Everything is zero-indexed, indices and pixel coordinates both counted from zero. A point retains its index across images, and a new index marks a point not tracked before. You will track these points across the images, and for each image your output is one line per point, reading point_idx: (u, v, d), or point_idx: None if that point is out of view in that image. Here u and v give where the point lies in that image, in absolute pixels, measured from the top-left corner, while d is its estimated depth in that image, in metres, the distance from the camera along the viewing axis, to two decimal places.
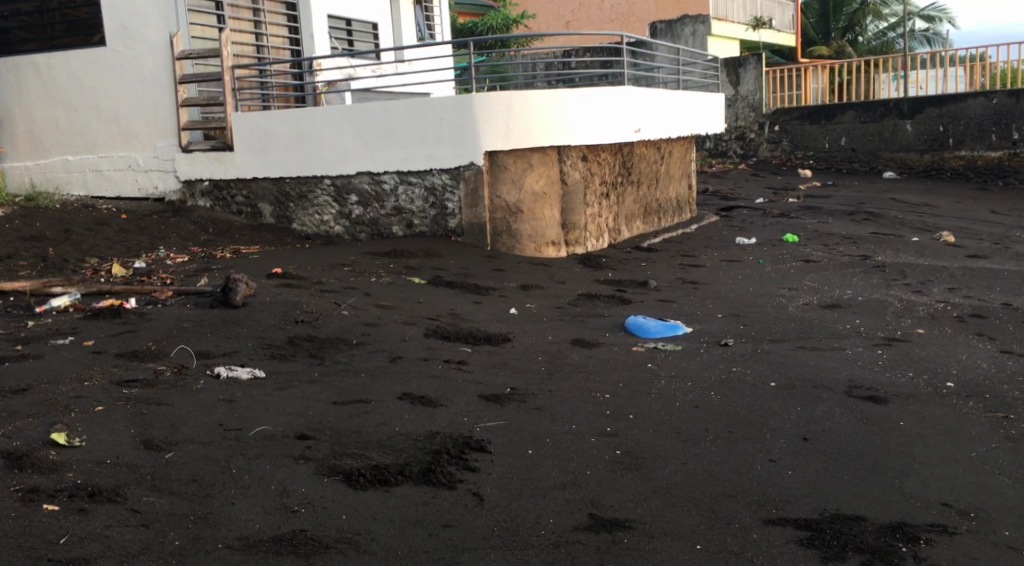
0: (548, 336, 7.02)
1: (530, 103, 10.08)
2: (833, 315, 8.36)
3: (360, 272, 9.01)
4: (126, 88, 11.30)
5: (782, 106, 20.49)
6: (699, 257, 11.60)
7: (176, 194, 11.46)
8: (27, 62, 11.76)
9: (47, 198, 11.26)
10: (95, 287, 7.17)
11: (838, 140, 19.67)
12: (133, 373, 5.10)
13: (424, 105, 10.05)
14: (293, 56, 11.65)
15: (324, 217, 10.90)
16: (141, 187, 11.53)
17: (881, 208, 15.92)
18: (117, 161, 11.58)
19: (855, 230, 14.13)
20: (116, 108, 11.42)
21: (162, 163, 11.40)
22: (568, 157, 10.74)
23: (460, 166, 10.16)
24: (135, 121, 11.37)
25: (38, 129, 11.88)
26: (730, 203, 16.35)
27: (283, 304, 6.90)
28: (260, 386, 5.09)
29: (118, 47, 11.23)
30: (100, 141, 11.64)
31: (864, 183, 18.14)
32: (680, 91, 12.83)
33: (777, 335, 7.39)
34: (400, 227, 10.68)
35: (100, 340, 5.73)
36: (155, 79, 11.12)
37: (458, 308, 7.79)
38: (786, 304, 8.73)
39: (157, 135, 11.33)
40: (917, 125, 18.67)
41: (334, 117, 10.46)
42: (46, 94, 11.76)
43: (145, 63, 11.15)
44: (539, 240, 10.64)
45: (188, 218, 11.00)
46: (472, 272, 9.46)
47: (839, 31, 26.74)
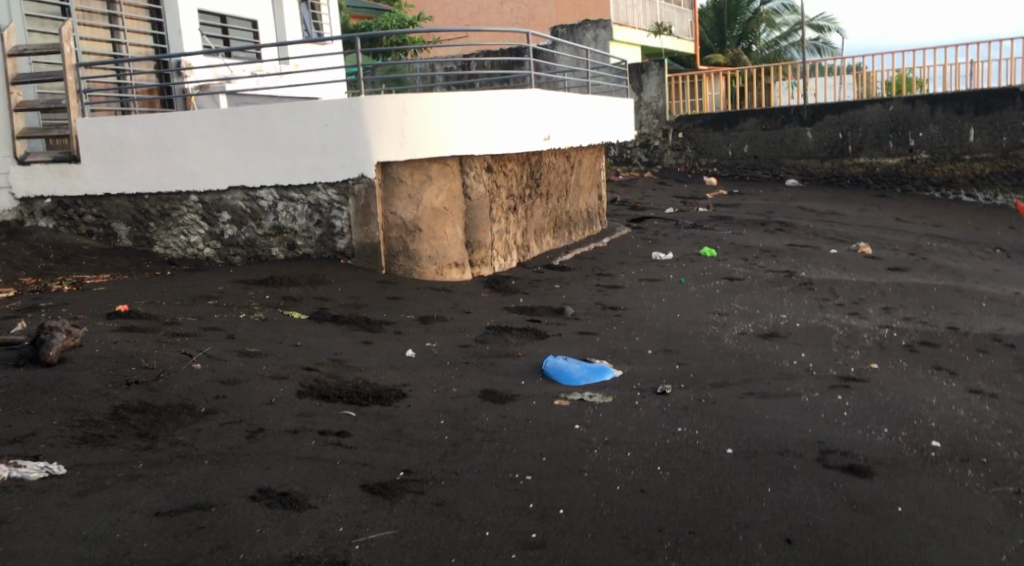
0: (450, 386, 5.79)
1: (427, 107, 8.83)
2: (772, 346, 7.26)
3: (227, 306, 7.66)
4: None
5: (685, 113, 19.61)
6: (615, 276, 10.48)
7: (12, 213, 9.79)
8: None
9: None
10: None
11: (741, 147, 18.86)
12: None
13: (305, 109, 8.72)
14: (155, 55, 10.16)
15: (191, 238, 9.45)
16: None
17: (791, 218, 15.13)
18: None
19: (772, 242, 13.23)
20: None
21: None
22: (471, 167, 9.50)
23: (348, 179, 8.86)
24: None
25: None
26: (640, 214, 15.36)
27: (112, 363, 5.66)
28: (49, 504, 3.94)
29: None
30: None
31: (769, 191, 17.41)
32: (590, 96, 11.74)
33: (716, 378, 6.22)
34: (281, 249, 9.30)
35: None
36: None
37: (340, 352, 6.48)
38: (719, 332, 7.63)
39: None
40: (816, 133, 17.96)
41: (199, 123, 9.04)
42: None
43: None
44: (440, 261, 9.35)
45: (26, 241, 9.43)
46: (362, 302, 8.18)
47: (734, 39, 26.00)
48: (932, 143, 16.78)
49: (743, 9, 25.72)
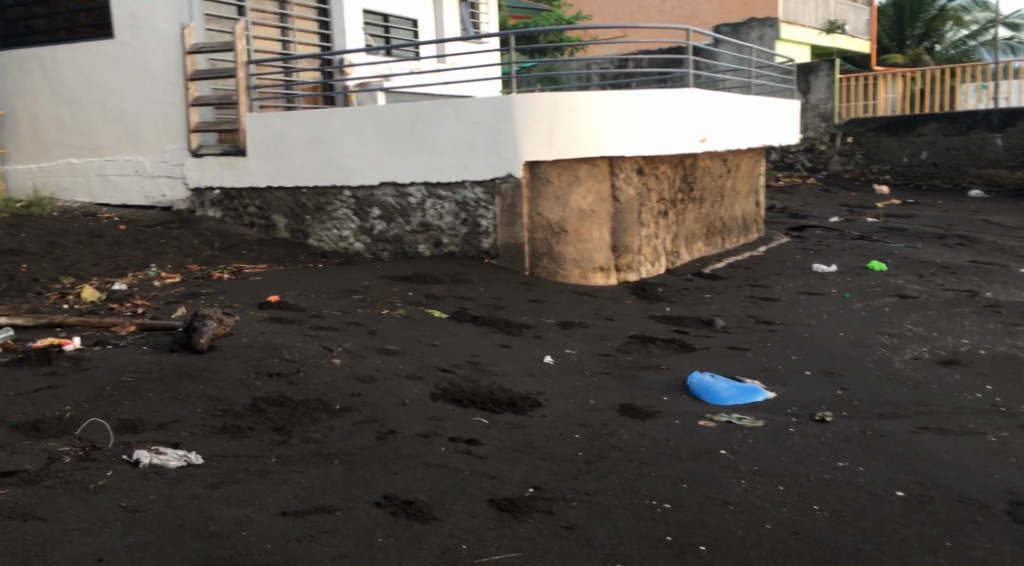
0: (590, 398, 5.62)
1: (578, 107, 8.67)
2: (950, 374, 6.75)
3: (371, 301, 7.70)
4: (135, 86, 10.08)
5: (856, 116, 18.83)
6: (772, 287, 10.05)
7: (185, 202, 10.22)
8: (33, 55, 10.57)
9: (42, 211, 10.08)
10: (49, 317, 6.38)
11: (917, 154, 17.93)
12: (24, 463, 4.23)
13: (456, 107, 8.72)
14: (319, 52, 10.38)
15: (343, 232, 9.58)
16: (148, 194, 10.33)
17: (972, 231, 14.22)
18: (124, 166, 10.35)
19: (952, 258, 12.44)
20: (124, 108, 10.21)
21: (171, 168, 10.16)
22: (620, 168, 9.28)
23: (496, 178, 8.79)
24: (142, 121, 10.15)
25: (45, 128, 10.66)
26: (802, 222, 14.77)
27: (258, 351, 5.72)
28: (181, 497, 4.01)
29: (127, 39, 10.03)
30: (106, 143, 10.42)
31: (945, 202, 16.45)
32: (752, 97, 11.32)
33: (884, 408, 5.79)
34: (428, 246, 9.29)
35: (8, 403, 4.82)
36: (163, 74, 9.92)
37: (478, 354, 6.40)
38: (890, 356, 7.16)
39: (165, 137, 10.08)
40: (1007, 139, 16.87)
41: (356, 119, 9.17)
42: (53, 92, 10.54)
43: (154, 57, 9.94)
44: (585, 265, 9.15)
45: (194, 230, 9.80)
46: (503, 303, 8.10)
47: (916, 39, 24.73)
48: None
49: (928, 6, 24.32)
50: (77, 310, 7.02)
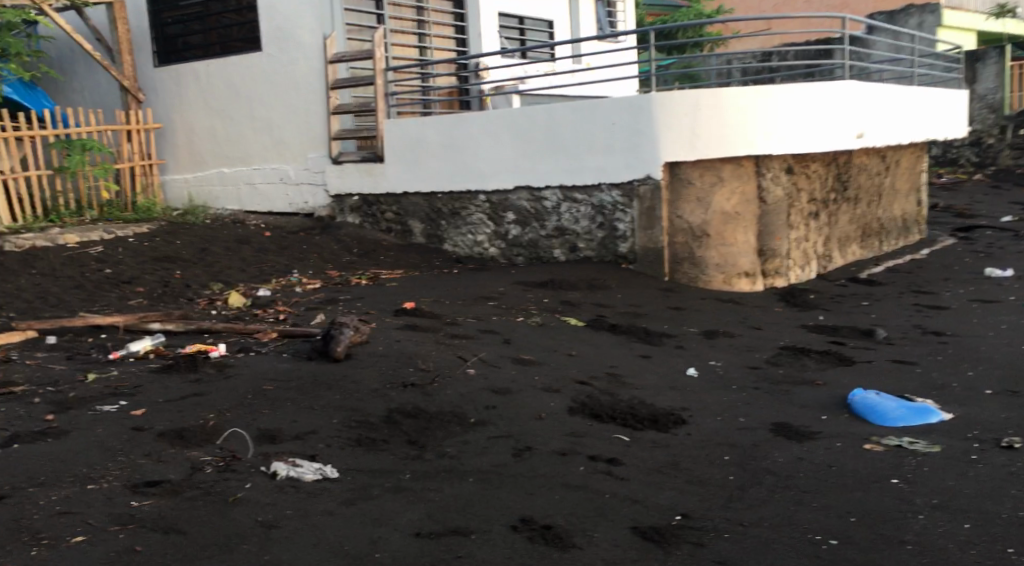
0: (739, 419, 5.34)
1: (722, 104, 8.32)
2: None
3: (506, 308, 7.55)
4: (281, 96, 10.16)
5: None
6: (939, 294, 9.43)
7: (326, 209, 10.27)
8: (186, 69, 10.77)
9: (195, 219, 10.31)
10: (198, 326, 6.46)
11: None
12: (165, 472, 4.16)
13: (594, 108, 8.53)
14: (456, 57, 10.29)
15: (478, 237, 9.47)
16: (292, 201, 10.43)
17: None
18: (270, 173, 10.48)
19: None
20: (270, 117, 10.31)
21: (313, 176, 10.22)
22: (768, 168, 8.80)
23: (633, 180, 8.52)
24: (287, 130, 10.23)
25: (197, 139, 10.90)
26: (968, 222, 13.90)
27: (396, 358, 5.59)
28: (315, 512, 3.89)
29: (273, 51, 10.13)
30: (254, 152, 10.56)
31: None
32: (913, 88, 10.67)
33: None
34: (563, 250, 9.10)
35: (153, 409, 4.82)
36: (306, 84, 9.96)
37: (616, 366, 6.18)
38: None
39: (308, 145, 10.16)
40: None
41: (491, 123, 9.08)
42: (205, 102, 10.75)
43: (298, 68, 9.99)
44: (729, 270, 8.74)
45: (335, 236, 9.83)
46: (642, 311, 7.84)
47: None
48: None
49: None
50: (224, 315, 7.11)
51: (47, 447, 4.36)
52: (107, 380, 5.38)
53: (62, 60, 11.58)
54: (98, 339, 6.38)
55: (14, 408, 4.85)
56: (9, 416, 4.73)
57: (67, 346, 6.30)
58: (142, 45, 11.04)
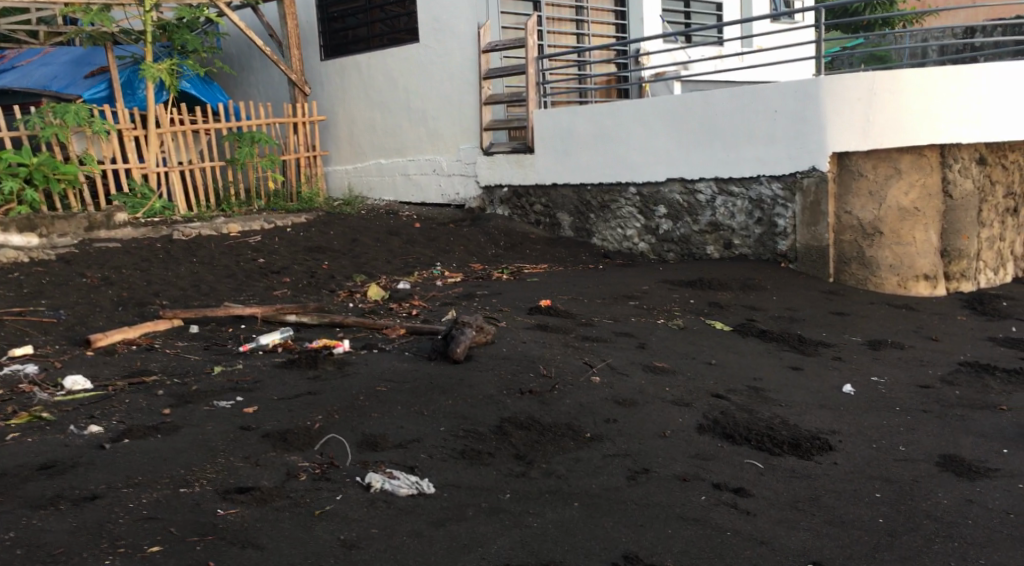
0: (896, 454, 4.83)
1: (901, 87, 7.59)
2: None
3: (648, 308, 7.06)
4: (436, 86, 9.98)
5: None
6: None
7: (477, 201, 10.05)
8: (348, 61, 10.72)
9: (352, 211, 10.23)
10: (330, 317, 6.05)
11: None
12: (258, 476, 3.96)
13: (755, 95, 7.95)
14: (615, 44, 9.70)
15: (628, 232, 8.99)
16: (444, 193, 10.27)
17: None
18: (424, 164, 10.34)
19: None
20: (425, 108, 10.14)
21: (465, 167, 10.01)
22: (955, 158, 8.02)
23: (795, 173, 7.89)
24: (441, 121, 10.06)
25: (356, 130, 10.87)
26: None
27: (522, 358, 5.15)
28: (401, 531, 3.64)
29: (430, 42, 9.94)
30: (409, 142, 10.43)
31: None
32: None
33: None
34: (716, 247, 8.54)
35: (266, 407, 4.58)
36: (460, 75, 9.74)
37: (760, 378, 5.67)
38: None
39: (460, 136, 9.94)
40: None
41: (645, 111, 8.60)
42: (363, 92, 10.69)
43: (453, 59, 9.78)
44: (906, 273, 7.93)
45: (483, 228, 9.56)
46: (798, 316, 7.25)
47: None
48: None
49: None
50: (359, 308, 6.61)
51: (155, 444, 4.23)
52: (230, 374, 5.10)
53: (240, 57, 11.76)
54: (236, 328, 6.09)
55: (137, 399, 4.79)
56: (130, 408, 4.68)
57: (206, 335, 5.95)
58: (311, 40, 11.05)
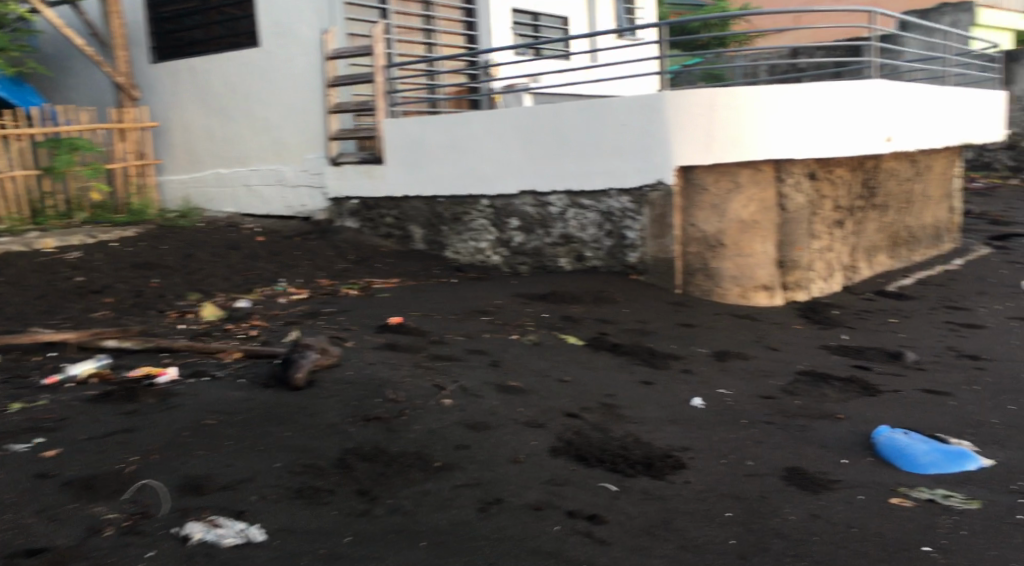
0: (745, 469, 4.79)
1: (744, 104, 7.66)
2: None
3: (501, 324, 6.85)
4: (279, 93, 9.56)
5: None
6: (972, 311, 9.04)
7: (325, 213, 9.65)
8: (184, 65, 10.21)
9: (188, 223, 9.60)
10: (157, 341, 5.60)
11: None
12: (62, 534, 3.56)
13: (605, 108, 7.88)
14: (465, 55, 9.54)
15: (480, 244, 8.81)
16: (289, 204, 9.82)
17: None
18: (267, 174, 9.88)
19: None
20: (267, 115, 9.71)
21: (311, 178, 9.61)
22: (789, 173, 8.17)
23: (644, 186, 7.90)
24: (283, 129, 9.64)
25: (194, 139, 10.34)
26: (1006, 230, 13.28)
27: (364, 382, 4.86)
28: None
29: (271, 46, 9.53)
30: (250, 151, 9.96)
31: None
32: (941, 88, 10.12)
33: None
34: (569, 260, 8.46)
35: (71, 450, 4.14)
36: (303, 81, 9.38)
37: (614, 394, 5.56)
38: None
39: (306, 145, 9.54)
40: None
41: (496, 123, 8.42)
42: (202, 101, 10.19)
43: (294, 64, 9.42)
44: (746, 283, 8.05)
45: (331, 242, 9.19)
46: (650, 328, 7.22)
47: None
48: None
49: None
50: (189, 331, 6.18)
51: None
52: (34, 411, 4.60)
53: (58, 57, 10.99)
54: (46, 356, 5.56)
55: None
56: None
57: (10, 366, 5.40)
58: (138, 41, 10.52)
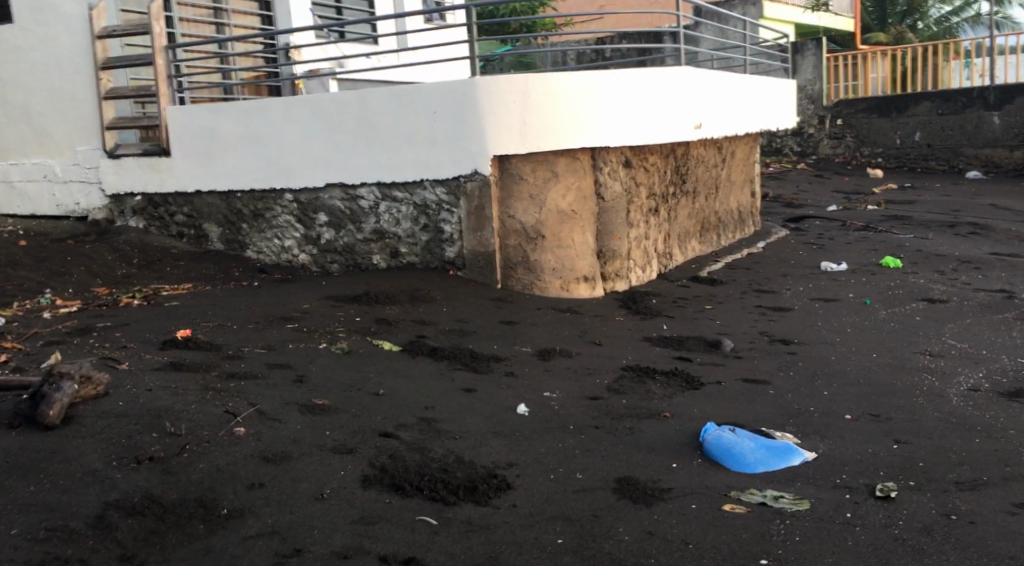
0: (575, 484, 4.37)
1: (558, 90, 7.31)
2: (1015, 436, 5.71)
3: (308, 331, 6.19)
4: (41, 77, 8.55)
5: (844, 98, 18.04)
6: (780, 293, 9.09)
7: (102, 212, 8.62)
8: None
9: None
10: None
11: (912, 135, 17.21)
12: None
13: (414, 94, 7.35)
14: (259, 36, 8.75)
15: (285, 242, 8.10)
16: (59, 203, 8.77)
17: (984, 217, 13.14)
18: (31, 169, 8.82)
19: (965, 247, 11.28)
20: (27, 103, 8.70)
21: (84, 172, 8.61)
22: (604, 162, 7.89)
23: (458, 176, 7.41)
24: (49, 118, 8.62)
25: None
26: (799, 212, 13.68)
27: (135, 417, 4.18)
28: None
29: (27, 24, 8.52)
30: (10, 144, 8.89)
31: (948, 186, 15.63)
32: (743, 76, 10.18)
33: (961, 473, 5.05)
34: (383, 256, 7.88)
35: None
36: (70, 64, 8.40)
37: (433, 406, 5.05)
38: (933, 410, 6.12)
39: (76, 136, 8.55)
40: (1006, 117, 16.18)
41: (296, 110, 7.73)
42: None
43: (57, 44, 8.43)
44: (566, 275, 7.72)
45: (112, 243, 8.24)
46: (469, 328, 6.76)
47: (899, 15, 23.31)
48: None
49: None
50: None
51: None
52: None
53: None
54: None
55: None
56: None
57: None
58: None
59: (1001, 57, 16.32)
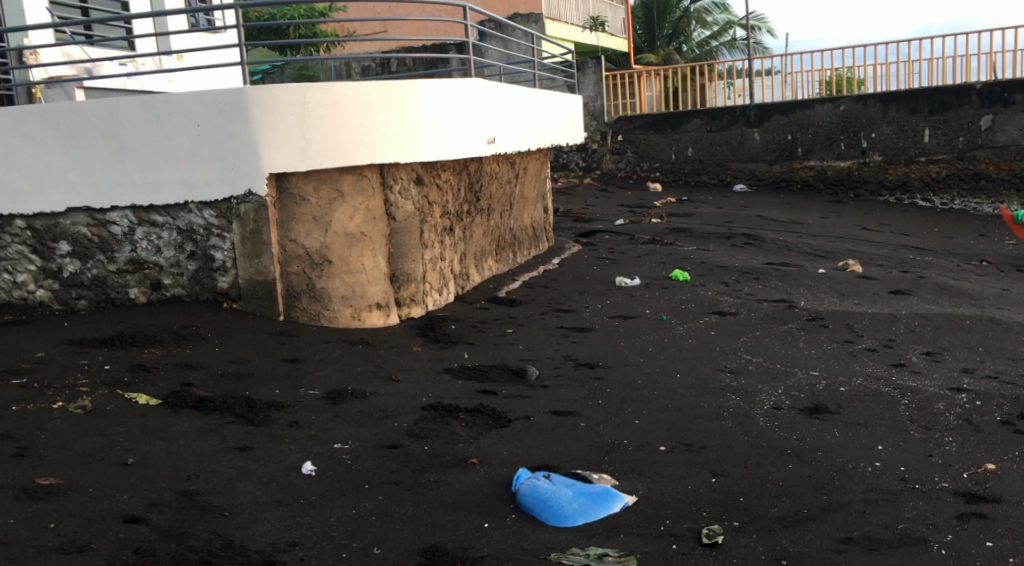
0: (370, 564, 3.75)
1: (340, 102, 6.56)
2: (822, 455, 5.43)
3: (44, 387, 5.18)
4: None
5: (623, 115, 18.07)
6: (579, 312, 8.67)
7: None
8: None
9: None
10: None
11: (684, 150, 17.46)
12: None
13: (172, 105, 6.44)
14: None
15: (18, 276, 6.90)
16: None
17: (754, 228, 13.35)
18: None
19: (744, 258, 11.30)
20: None
21: None
22: (394, 178, 7.17)
23: (230, 198, 6.60)
24: None
25: None
26: (588, 227, 13.48)
27: None
28: None
29: None
30: None
31: (717, 199, 15.90)
32: (534, 89, 9.75)
33: (783, 508, 4.68)
34: (142, 289, 6.87)
35: None
36: None
37: (198, 476, 4.20)
38: (741, 430, 5.77)
39: None
40: (765, 134, 16.68)
41: (26, 123, 6.62)
42: None
43: None
44: (358, 303, 6.97)
45: None
46: (245, 370, 5.90)
47: (665, 39, 23.87)
48: (886, 145, 15.72)
49: (673, 7, 23.60)
50: None
51: None
52: None
53: None
54: None
55: None
56: None
57: None
58: None
59: (757, 78, 16.78)
